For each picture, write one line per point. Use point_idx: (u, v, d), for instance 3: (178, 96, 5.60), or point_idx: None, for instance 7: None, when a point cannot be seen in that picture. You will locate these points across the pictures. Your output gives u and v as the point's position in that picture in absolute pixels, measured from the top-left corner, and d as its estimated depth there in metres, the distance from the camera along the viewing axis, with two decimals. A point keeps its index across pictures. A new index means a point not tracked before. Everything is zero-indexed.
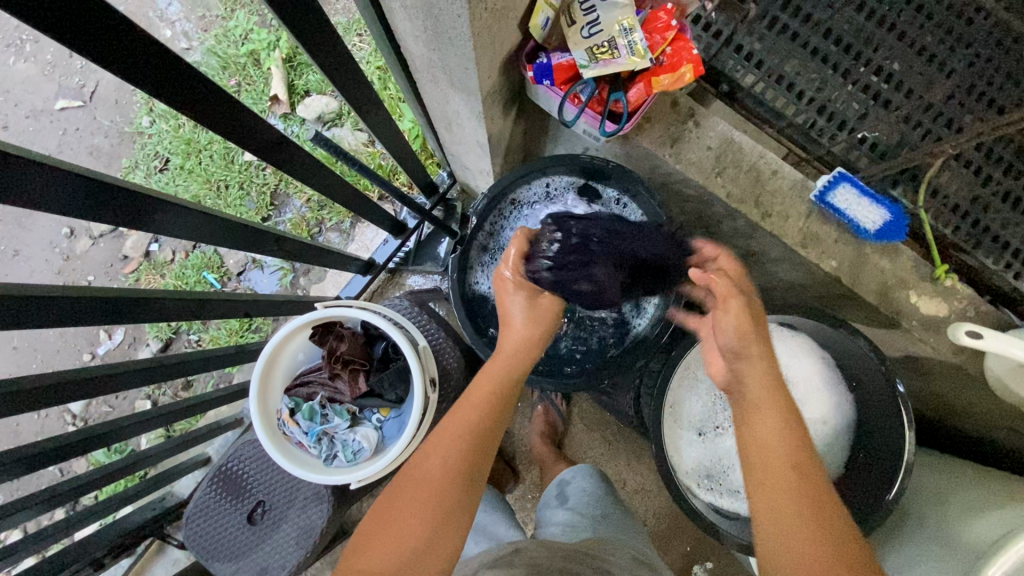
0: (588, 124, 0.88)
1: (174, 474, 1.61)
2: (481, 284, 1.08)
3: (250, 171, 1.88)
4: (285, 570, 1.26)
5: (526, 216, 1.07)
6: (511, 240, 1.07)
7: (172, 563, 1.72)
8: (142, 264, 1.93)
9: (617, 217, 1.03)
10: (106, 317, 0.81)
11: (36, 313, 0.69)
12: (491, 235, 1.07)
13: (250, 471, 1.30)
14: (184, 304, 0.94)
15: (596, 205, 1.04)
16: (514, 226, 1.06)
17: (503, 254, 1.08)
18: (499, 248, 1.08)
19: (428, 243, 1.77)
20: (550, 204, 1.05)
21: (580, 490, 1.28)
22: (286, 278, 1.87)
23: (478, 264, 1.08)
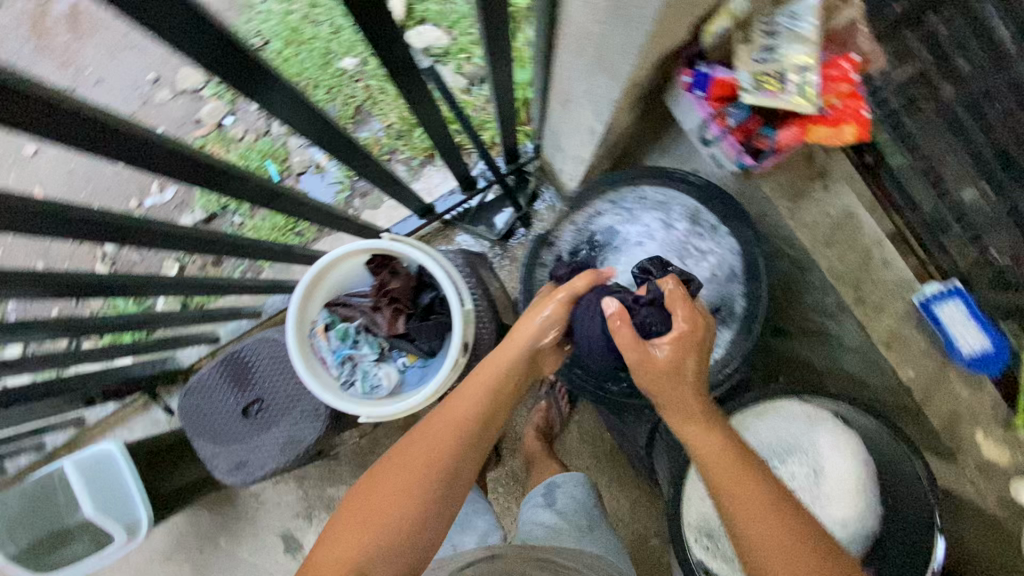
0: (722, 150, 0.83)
1: (182, 342, 1.63)
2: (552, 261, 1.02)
3: (343, 79, 1.85)
4: (263, 470, 1.27)
5: (623, 213, 1.00)
6: (598, 233, 1.01)
7: (152, 423, 1.79)
8: (212, 133, 1.93)
9: (717, 247, 0.95)
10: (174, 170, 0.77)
11: None
12: (585, 216, 1.01)
13: (258, 368, 1.30)
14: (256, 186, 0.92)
15: (697, 227, 0.96)
16: (610, 218, 1.00)
17: (587, 238, 1.02)
18: (585, 229, 1.02)
19: (489, 208, 1.75)
20: (651, 210, 0.99)
21: (569, 496, 1.27)
22: (342, 194, 1.86)
23: (556, 242, 1.02)
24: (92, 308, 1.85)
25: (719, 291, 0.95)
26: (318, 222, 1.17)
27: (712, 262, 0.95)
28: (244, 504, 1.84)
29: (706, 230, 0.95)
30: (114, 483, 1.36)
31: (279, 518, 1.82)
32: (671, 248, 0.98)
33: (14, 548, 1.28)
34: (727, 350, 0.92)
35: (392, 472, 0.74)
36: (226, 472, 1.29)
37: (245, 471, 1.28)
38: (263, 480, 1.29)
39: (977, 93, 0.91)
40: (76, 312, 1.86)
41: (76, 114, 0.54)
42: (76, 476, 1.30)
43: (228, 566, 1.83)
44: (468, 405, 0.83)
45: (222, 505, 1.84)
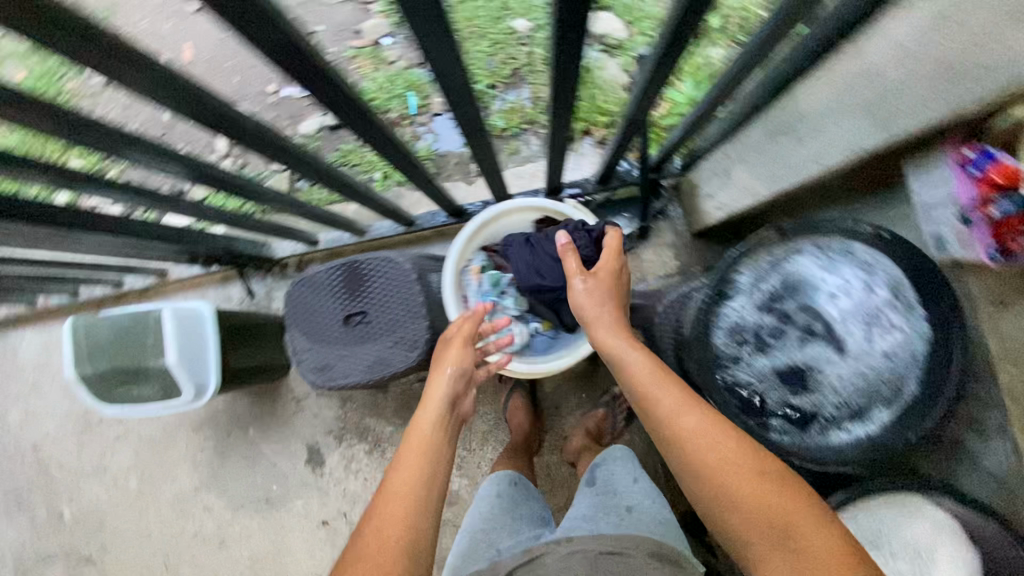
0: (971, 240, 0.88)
1: (286, 234, 1.65)
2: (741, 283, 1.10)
3: (511, 37, 1.81)
4: (347, 381, 1.29)
5: (828, 262, 1.04)
6: (789, 278, 1.08)
7: (225, 298, 1.83)
8: (366, 48, 1.89)
9: (908, 330, 0.97)
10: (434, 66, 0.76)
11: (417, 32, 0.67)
12: (787, 251, 1.07)
13: (372, 282, 1.30)
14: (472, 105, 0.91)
15: (898, 301, 0.98)
16: (811, 263, 1.06)
17: (776, 273, 1.09)
18: (778, 265, 1.08)
19: (612, 207, 1.74)
20: (856, 269, 1.02)
21: (609, 474, 1.30)
22: (472, 147, 1.86)
23: (748, 268, 1.09)
24: None
25: (893, 371, 0.98)
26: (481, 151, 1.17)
27: (897, 342, 0.98)
28: (284, 404, 1.86)
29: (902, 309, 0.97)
30: (198, 340, 1.40)
31: (312, 429, 1.85)
32: (859, 315, 1.02)
33: (93, 368, 1.32)
34: (884, 429, 0.97)
35: (390, 494, 0.84)
36: (311, 370, 1.31)
37: (328, 375, 1.30)
38: (342, 390, 1.30)
39: None
40: None
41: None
42: (171, 323, 1.32)
43: (250, 456, 1.86)
44: (422, 416, 0.93)
45: (262, 398, 1.87)
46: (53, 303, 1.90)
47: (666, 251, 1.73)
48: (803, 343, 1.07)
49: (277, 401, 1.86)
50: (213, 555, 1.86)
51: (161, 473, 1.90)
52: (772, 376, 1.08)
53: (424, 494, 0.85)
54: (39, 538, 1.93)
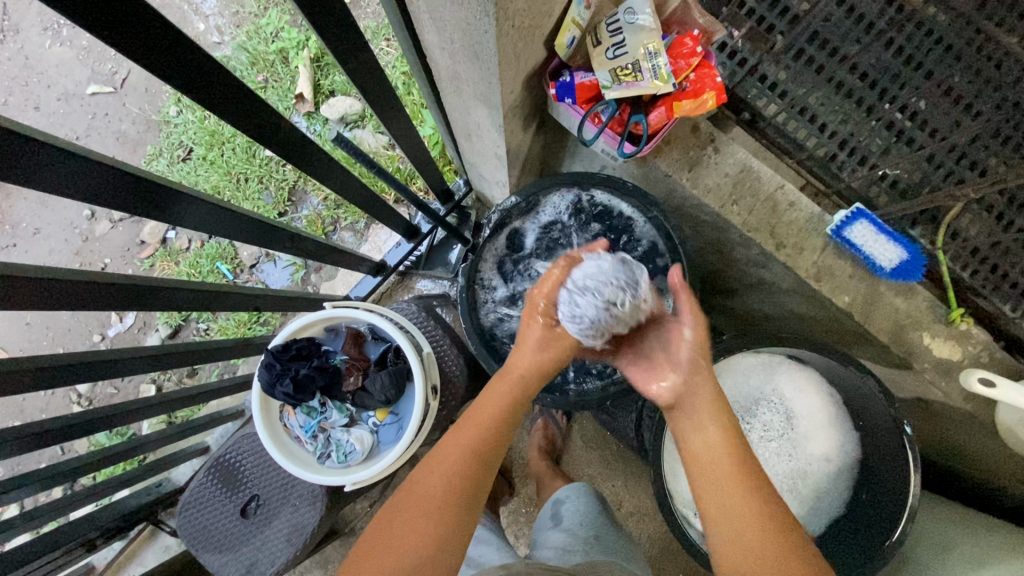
0: (609, 145, 0.88)
1: (174, 459, 1.61)
2: (493, 264, 1.11)
3: (271, 166, 1.90)
4: (274, 566, 1.25)
5: (544, 223, 1.10)
6: (531, 250, 1.10)
7: (163, 549, 1.72)
8: (158, 250, 1.95)
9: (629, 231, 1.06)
10: (108, 300, 0.79)
11: (44, 298, 0.70)
12: (513, 228, 1.10)
13: (246, 465, 1.30)
14: (195, 294, 0.95)
15: (605, 219, 1.08)
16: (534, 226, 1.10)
17: (517, 249, 1.11)
18: (513, 243, 1.11)
19: (439, 248, 1.77)
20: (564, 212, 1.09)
21: (575, 510, 1.19)
22: (297, 274, 1.88)
23: (490, 259, 1.11)
24: (78, 450, 1.81)
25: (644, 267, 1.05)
26: (263, 310, 1.20)
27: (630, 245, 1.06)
28: None
29: (613, 220, 1.07)
30: None
31: None
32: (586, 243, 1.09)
33: None
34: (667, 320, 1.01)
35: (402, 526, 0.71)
36: None
37: (256, 571, 1.26)
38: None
39: (828, 33, 1.01)
40: (64, 459, 1.82)
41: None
42: None
43: None
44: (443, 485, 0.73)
45: None
46: None
47: None
48: None
49: None
50: None
51: None
52: None
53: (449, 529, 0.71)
54: None
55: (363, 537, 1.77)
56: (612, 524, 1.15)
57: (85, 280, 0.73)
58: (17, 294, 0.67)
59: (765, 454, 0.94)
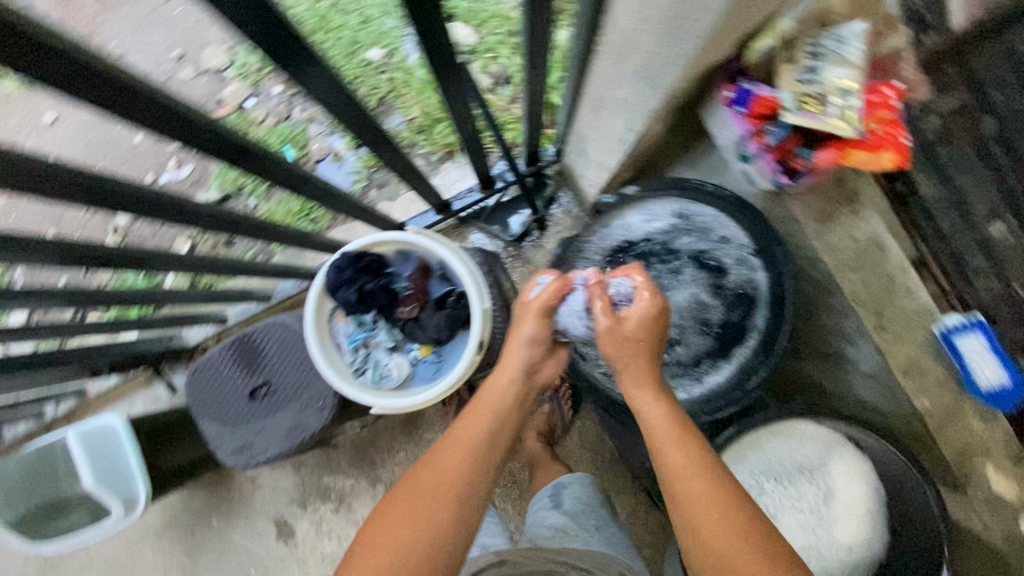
0: (759, 170, 0.84)
1: (192, 320, 1.62)
2: (616, 230, 1.07)
3: (368, 69, 1.85)
4: (267, 454, 1.27)
5: (680, 217, 1.04)
6: (641, 239, 1.07)
7: (153, 399, 1.80)
8: (234, 114, 1.92)
9: (746, 272, 1.01)
10: (219, 150, 0.76)
11: (174, 130, 0.67)
12: (646, 209, 1.06)
13: (267, 351, 1.30)
14: (285, 170, 0.92)
15: (734, 243, 1.02)
16: (667, 217, 1.05)
17: (643, 229, 1.07)
18: (642, 222, 1.06)
19: (505, 208, 1.74)
20: (702, 218, 1.03)
21: (575, 496, 1.24)
22: (359, 184, 1.85)
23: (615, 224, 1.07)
24: (100, 281, 1.83)
25: (743, 311, 1.01)
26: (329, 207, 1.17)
27: (741, 284, 1.01)
28: (240, 487, 1.82)
29: (724, 243, 1.03)
30: (114, 457, 1.36)
31: (274, 503, 1.81)
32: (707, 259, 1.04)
33: (13, 514, 1.27)
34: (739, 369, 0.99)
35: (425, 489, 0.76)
36: (229, 453, 1.29)
37: (248, 453, 1.28)
38: (266, 464, 1.28)
39: None
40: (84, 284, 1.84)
41: (112, 81, 0.54)
42: (78, 445, 1.30)
43: (219, 546, 1.82)
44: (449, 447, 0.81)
45: (216, 485, 1.83)
46: None
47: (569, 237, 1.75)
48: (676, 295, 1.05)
49: (233, 488, 1.82)
50: None
51: None
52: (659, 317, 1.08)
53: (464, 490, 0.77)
54: None
55: (343, 453, 1.80)
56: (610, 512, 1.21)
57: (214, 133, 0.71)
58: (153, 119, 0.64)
59: (791, 520, 0.91)
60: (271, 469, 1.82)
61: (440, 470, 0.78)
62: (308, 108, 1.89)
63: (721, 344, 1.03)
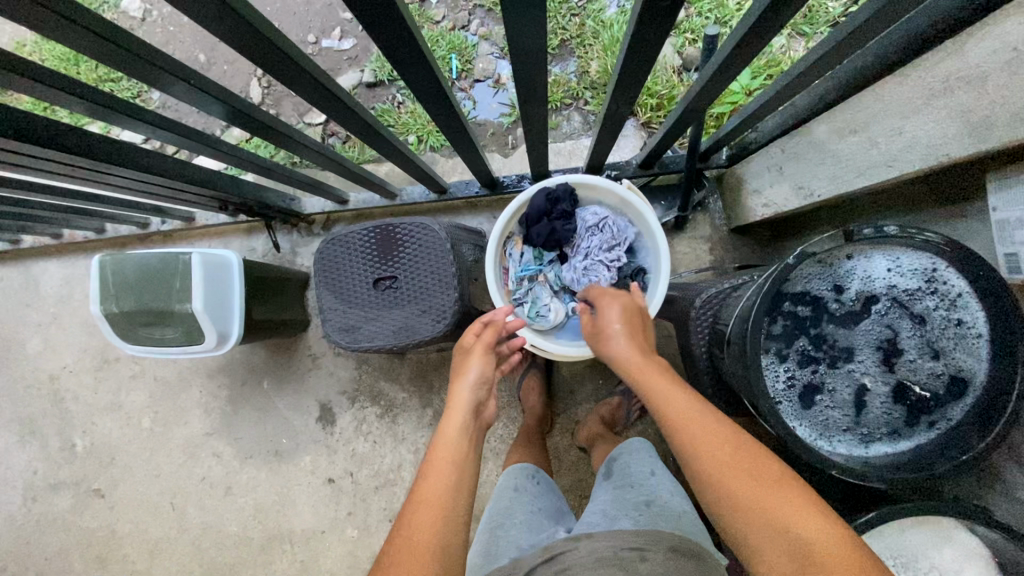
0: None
1: (321, 189, 1.63)
2: (844, 262, 0.91)
3: (562, 8, 1.79)
4: (370, 343, 1.28)
5: (921, 274, 0.87)
6: (869, 281, 0.90)
7: (249, 250, 1.83)
8: (413, 5, 1.87)
9: (966, 360, 0.85)
10: (513, 19, 0.74)
11: None
12: (895, 252, 0.88)
13: (402, 248, 1.29)
14: (533, 65, 0.89)
15: (972, 327, 0.84)
16: (909, 268, 0.88)
17: (874, 276, 0.89)
18: (876, 265, 0.90)
19: (649, 194, 1.70)
20: (940, 287, 0.86)
21: (631, 469, 1.10)
22: (511, 118, 1.83)
23: (848, 261, 0.91)
24: None
25: (938, 400, 0.86)
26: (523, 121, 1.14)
27: (957, 375, 0.85)
28: (299, 361, 1.86)
29: (958, 321, 0.85)
30: (222, 289, 1.38)
31: (325, 388, 1.85)
32: (936, 335, 0.86)
33: (117, 308, 1.33)
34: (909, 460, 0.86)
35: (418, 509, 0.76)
36: (334, 329, 1.30)
37: (351, 335, 1.29)
38: (365, 352, 1.29)
39: None
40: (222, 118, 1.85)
41: None
42: (199, 269, 1.30)
43: (261, 407, 1.87)
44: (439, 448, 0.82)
45: (278, 351, 1.87)
46: (78, 237, 1.90)
47: (700, 245, 1.70)
48: (874, 360, 0.89)
49: (293, 359, 1.86)
50: (218, 500, 1.89)
51: (172, 416, 1.92)
52: (849, 378, 0.90)
53: (456, 496, 0.78)
54: (51, 467, 1.96)
55: (404, 366, 1.82)
56: (673, 484, 1.05)
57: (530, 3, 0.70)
58: None
59: None
60: (333, 355, 1.85)
61: (426, 508, 0.76)
62: (486, 26, 1.85)
63: (901, 428, 0.88)
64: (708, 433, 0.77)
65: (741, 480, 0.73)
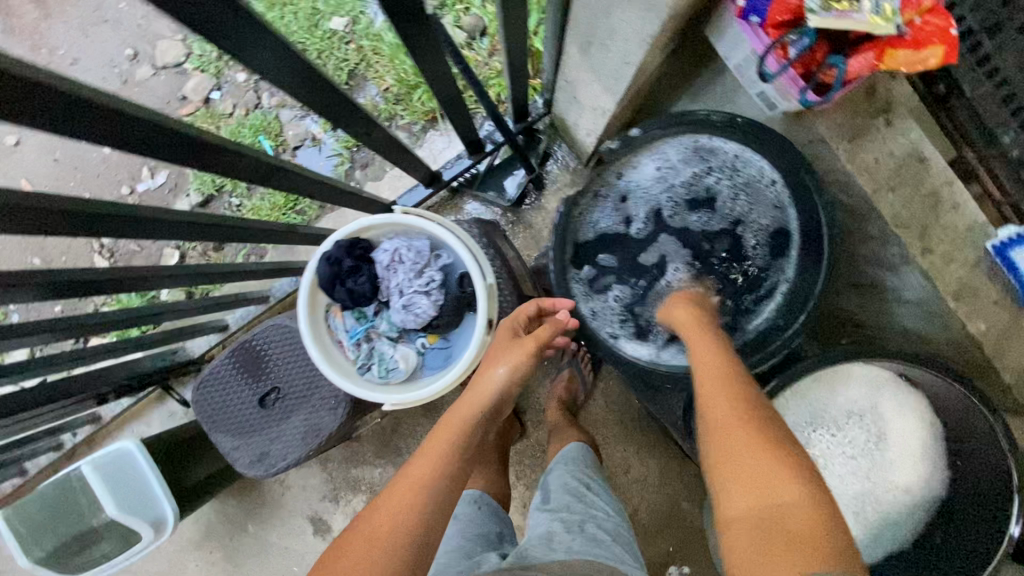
0: (784, 87, 0.76)
1: (193, 330, 1.57)
2: (639, 183, 1.03)
3: (334, 41, 1.72)
4: (286, 460, 1.23)
5: (697, 164, 1.01)
6: (661, 188, 1.03)
7: (168, 415, 1.75)
8: (200, 110, 1.81)
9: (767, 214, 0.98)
10: (180, 152, 0.70)
11: (121, 136, 0.61)
12: (670, 155, 1.01)
13: (272, 356, 1.25)
14: (257, 161, 0.85)
15: (758, 185, 0.97)
16: (688, 162, 1.01)
17: (666, 182, 1.02)
18: (663, 173, 1.02)
19: (499, 171, 1.63)
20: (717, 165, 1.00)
21: (562, 487, 1.10)
22: (342, 167, 1.74)
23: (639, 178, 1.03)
24: (94, 305, 1.77)
25: (765, 257, 0.98)
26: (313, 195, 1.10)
27: (767, 229, 0.98)
28: (270, 490, 1.82)
29: (749, 185, 0.98)
30: (135, 482, 1.32)
31: (306, 502, 1.80)
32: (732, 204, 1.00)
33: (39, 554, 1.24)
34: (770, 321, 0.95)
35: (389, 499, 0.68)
36: (247, 464, 1.24)
37: (267, 462, 1.24)
38: (287, 471, 1.24)
39: None
40: (79, 309, 1.78)
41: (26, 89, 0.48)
42: (94, 476, 1.26)
43: (259, 549, 1.82)
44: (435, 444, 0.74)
45: (247, 491, 1.82)
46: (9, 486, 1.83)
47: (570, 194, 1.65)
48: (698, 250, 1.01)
49: (263, 492, 1.81)
50: None
51: None
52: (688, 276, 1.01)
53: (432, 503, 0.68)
54: None
55: (365, 444, 1.78)
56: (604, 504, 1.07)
57: (129, 115, 0.59)
58: (103, 133, 0.59)
59: (841, 470, 0.87)
60: (297, 469, 1.81)
61: (403, 487, 0.68)
62: (276, 94, 1.78)
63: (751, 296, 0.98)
64: (715, 385, 0.70)
65: (732, 433, 0.64)
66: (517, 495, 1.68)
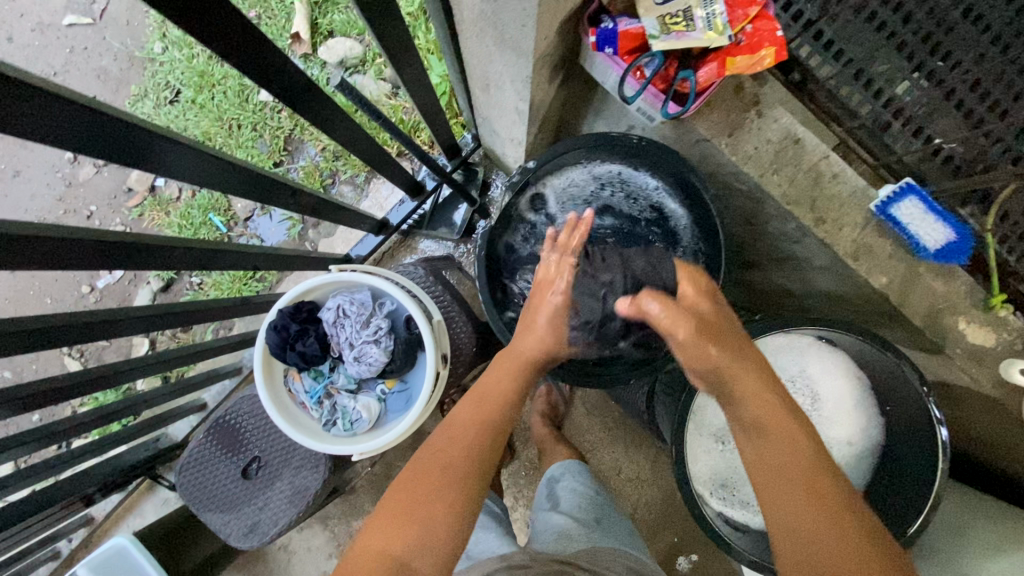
0: (651, 102, 0.86)
1: (172, 415, 1.58)
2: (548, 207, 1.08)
3: (265, 113, 1.77)
4: (276, 527, 1.23)
5: (598, 181, 1.07)
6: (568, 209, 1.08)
7: (162, 502, 1.74)
8: (146, 199, 1.84)
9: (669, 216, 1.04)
10: (107, 257, 0.74)
11: (41, 254, 0.65)
12: (571, 176, 1.07)
13: (247, 426, 1.28)
14: (191, 252, 0.88)
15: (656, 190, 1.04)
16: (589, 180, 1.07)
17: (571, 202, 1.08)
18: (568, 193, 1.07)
19: (445, 207, 1.68)
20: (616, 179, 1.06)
21: (570, 490, 1.14)
22: (294, 229, 1.78)
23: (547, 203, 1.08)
24: (72, 407, 1.78)
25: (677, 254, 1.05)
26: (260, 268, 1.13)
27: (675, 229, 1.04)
28: (275, 559, 1.81)
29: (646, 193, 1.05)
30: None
31: (313, 563, 1.80)
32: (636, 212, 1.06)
33: None
34: None
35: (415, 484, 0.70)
36: (240, 537, 1.25)
37: (259, 532, 1.25)
38: (279, 537, 1.25)
39: None
40: (56, 414, 1.78)
41: None
42: None
43: None
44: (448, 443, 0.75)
45: (253, 564, 1.81)
46: None
47: None
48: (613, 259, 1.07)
49: (270, 561, 1.81)
50: None
51: None
52: None
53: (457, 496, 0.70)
54: None
55: (362, 494, 1.79)
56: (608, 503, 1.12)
57: (37, 237, 0.62)
58: (24, 255, 0.63)
59: None
60: (299, 532, 1.81)
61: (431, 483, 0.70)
62: None
63: None
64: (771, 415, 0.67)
65: (791, 470, 0.63)
66: (518, 516, 1.70)
